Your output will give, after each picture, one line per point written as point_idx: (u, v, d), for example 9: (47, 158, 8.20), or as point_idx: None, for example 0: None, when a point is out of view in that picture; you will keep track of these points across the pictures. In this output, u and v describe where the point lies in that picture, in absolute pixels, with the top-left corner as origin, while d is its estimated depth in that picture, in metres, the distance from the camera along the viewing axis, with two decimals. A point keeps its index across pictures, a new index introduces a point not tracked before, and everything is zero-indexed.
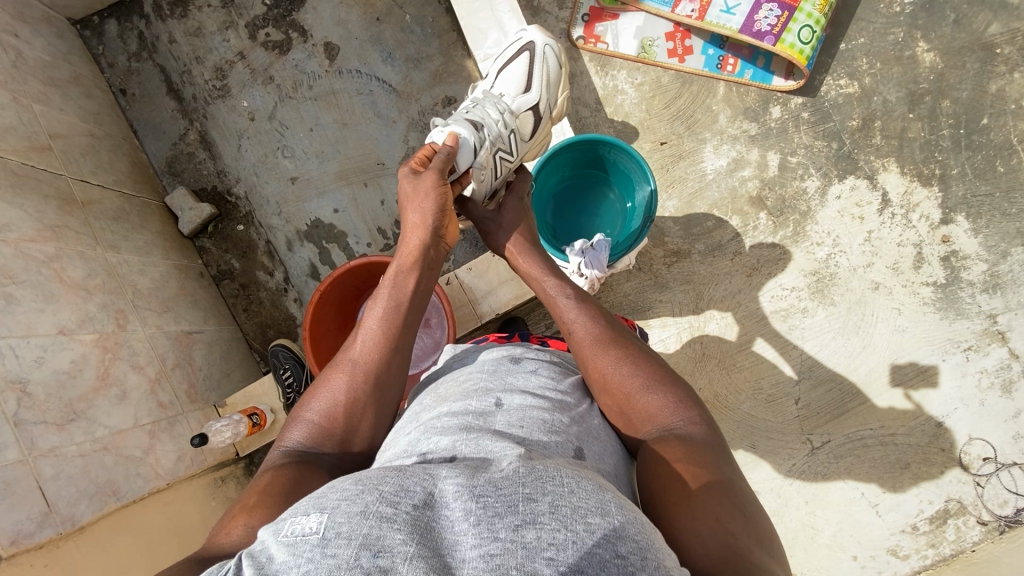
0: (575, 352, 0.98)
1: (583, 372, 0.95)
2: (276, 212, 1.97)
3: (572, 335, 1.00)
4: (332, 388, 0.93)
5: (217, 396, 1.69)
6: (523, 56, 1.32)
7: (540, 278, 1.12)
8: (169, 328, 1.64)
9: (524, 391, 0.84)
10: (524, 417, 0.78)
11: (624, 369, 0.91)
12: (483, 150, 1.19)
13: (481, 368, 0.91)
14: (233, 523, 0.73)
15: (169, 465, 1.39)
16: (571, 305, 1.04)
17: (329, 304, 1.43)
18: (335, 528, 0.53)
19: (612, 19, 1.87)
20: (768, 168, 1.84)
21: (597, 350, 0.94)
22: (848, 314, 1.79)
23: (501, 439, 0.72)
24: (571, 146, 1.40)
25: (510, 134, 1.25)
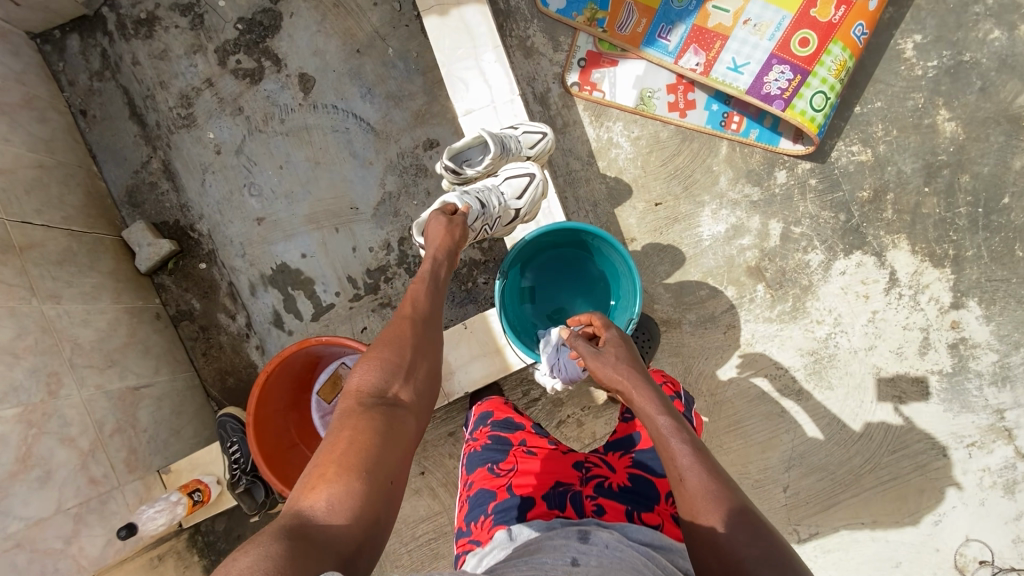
0: (681, 504, 0.84)
1: (688, 522, 0.82)
2: (240, 254, 1.84)
3: (683, 485, 0.85)
4: (388, 350, 0.98)
5: (162, 459, 1.57)
6: (527, 176, 1.33)
7: (651, 413, 0.96)
8: (111, 387, 1.52)
9: (605, 560, 0.76)
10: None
11: (741, 538, 0.76)
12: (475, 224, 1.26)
13: (552, 537, 0.84)
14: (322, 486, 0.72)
15: (95, 552, 1.29)
16: (687, 450, 0.88)
17: (281, 382, 1.31)
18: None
19: (610, 65, 1.74)
20: (769, 237, 1.71)
21: (713, 505, 0.80)
22: (845, 400, 1.67)
23: None
24: (556, 230, 1.25)
25: (493, 222, 1.33)
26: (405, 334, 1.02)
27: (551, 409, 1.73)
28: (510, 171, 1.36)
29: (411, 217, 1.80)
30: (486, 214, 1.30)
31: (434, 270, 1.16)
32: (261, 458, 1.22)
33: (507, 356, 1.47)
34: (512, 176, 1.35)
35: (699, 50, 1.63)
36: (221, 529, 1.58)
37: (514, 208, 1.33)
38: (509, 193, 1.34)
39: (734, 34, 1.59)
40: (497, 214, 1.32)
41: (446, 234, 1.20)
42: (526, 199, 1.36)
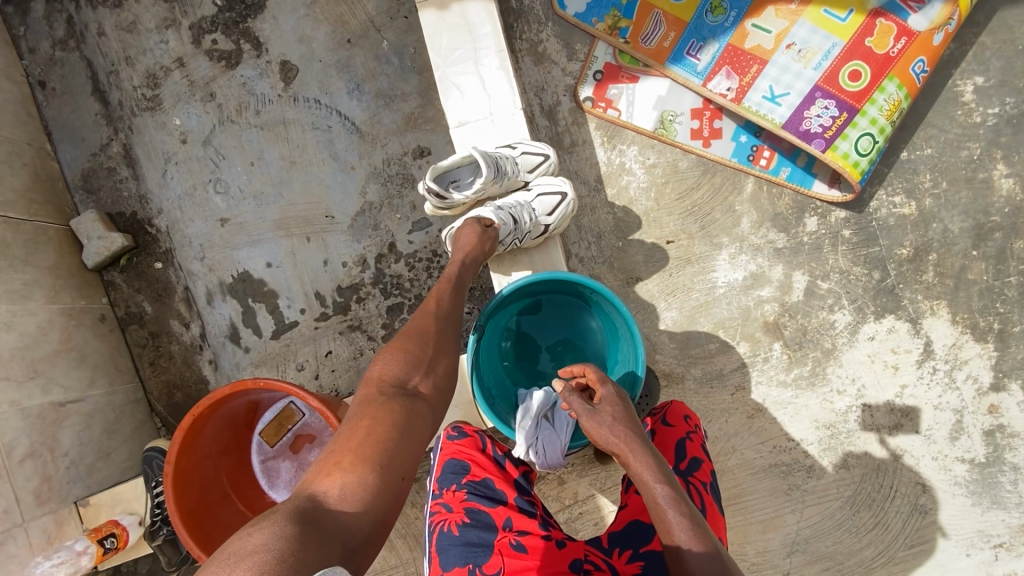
0: None
1: None
2: (199, 257, 1.65)
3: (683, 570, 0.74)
4: (413, 339, 0.89)
5: (82, 486, 1.38)
6: (560, 193, 1.19)
7: (647, 480, 0.83)
8: (30, 403, 1.33)
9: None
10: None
11: None
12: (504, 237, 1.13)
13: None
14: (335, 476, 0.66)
15: None
16: (686, 526, 0.77)
17: (213, 423, 1.13)
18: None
19: (629, 81, 1.54)
20: (791, 291, 1.52)
21: None
22: (862, 483, 1.49)
23: None
24: (549, 279, 1.09)
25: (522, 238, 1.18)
26: (430, 324, 0.92)
27: None
28: (542, 185, 1.22)
29: (392, 232, 1.61)
30: (516, 229, 1.15)
31: (468, 260, 1.05)
32: (176, 518, 1.03)
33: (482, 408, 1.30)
34: (545, 191, 1.21)
35: (732, 74, 1.43)
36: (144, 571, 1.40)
37: (545, 225, 1.19)
38: (540, 209, 1.20)
39: (774, 59, 1.39)
40: (527, 231, 1.18)
41: (477, 245, 1.08)
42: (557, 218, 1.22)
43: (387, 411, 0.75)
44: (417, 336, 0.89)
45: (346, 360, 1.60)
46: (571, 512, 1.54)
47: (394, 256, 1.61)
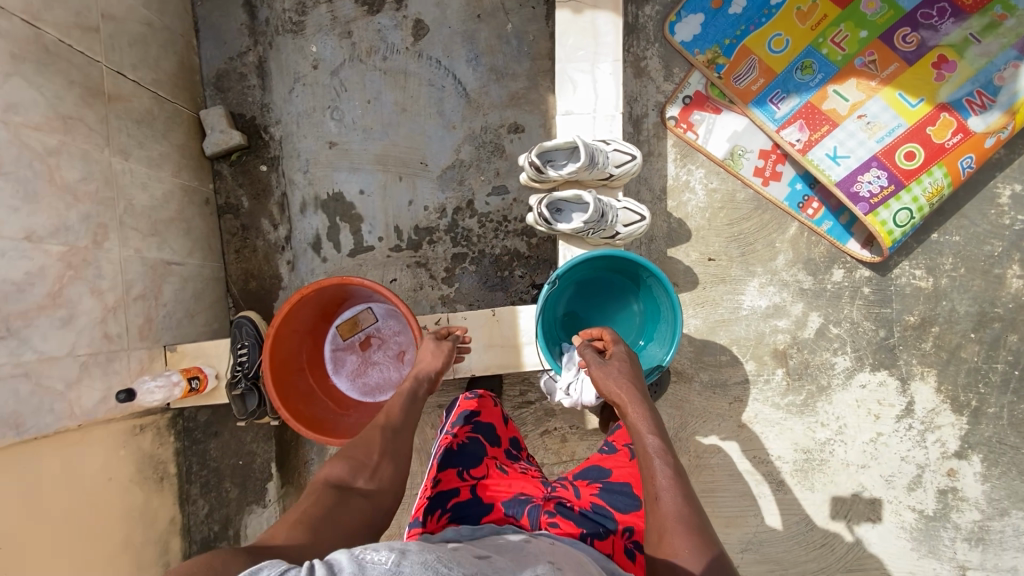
0: (650, 515, 0.96)
1: (653, 536, 0.93)
2: (303, 170, 1.87)
3: (658, 502, 0.96)
4: (360, 445, 1.03)
5: (171, 335, 1.61)
6: (640, 217, 1.38)
7: (641, 431, 1.08)
8: (148, 254, 1.56)
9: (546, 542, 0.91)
10: (548, 552, 0.84)
11: (697, 556, 0.86)
12: (589, 222, 1.30)
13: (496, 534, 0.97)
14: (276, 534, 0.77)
15: (88, 404, 1.29)
16: (667, 467, 1.00)
17: (308, 304, 1.34)
18: (398, 567, 0.57)
19: (712, 112, 1.73)
20: (805, 327, 1.71)
21: (678, 527, 0.91)
22: (821, 506, 1.69)
23: (532, 561, 0.77)
24: (615, 259, 1.27)
25: (597, 232, 1.36)
26: (377, 432, 1.07)
27: (540, 417, 1.78)
28: (627, 203, 1.41)
29: (473, 190, 1.82)
30: (599, 222, 1.33)
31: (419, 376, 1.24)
32: (270, 370, 1.25)
33: (523, 353, 1.47)
34: (629, 208, 1.40)
35: (804, 128, 1.62)
36: (201, 421, 1.63)
37: (617, 232, 1.37)
38: (620, 219, 1.38)
39: (844, 124, 1.58)
40: (604, 229, 1.35)
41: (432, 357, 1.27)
42: (626, 233, 1.41)
43: (326, 496, 0.89)
44: (363, 443, 1.03)
45: (407, 290, 1.82)
46: (565, 468, 1.76)
47: (470, 212, 1.82)
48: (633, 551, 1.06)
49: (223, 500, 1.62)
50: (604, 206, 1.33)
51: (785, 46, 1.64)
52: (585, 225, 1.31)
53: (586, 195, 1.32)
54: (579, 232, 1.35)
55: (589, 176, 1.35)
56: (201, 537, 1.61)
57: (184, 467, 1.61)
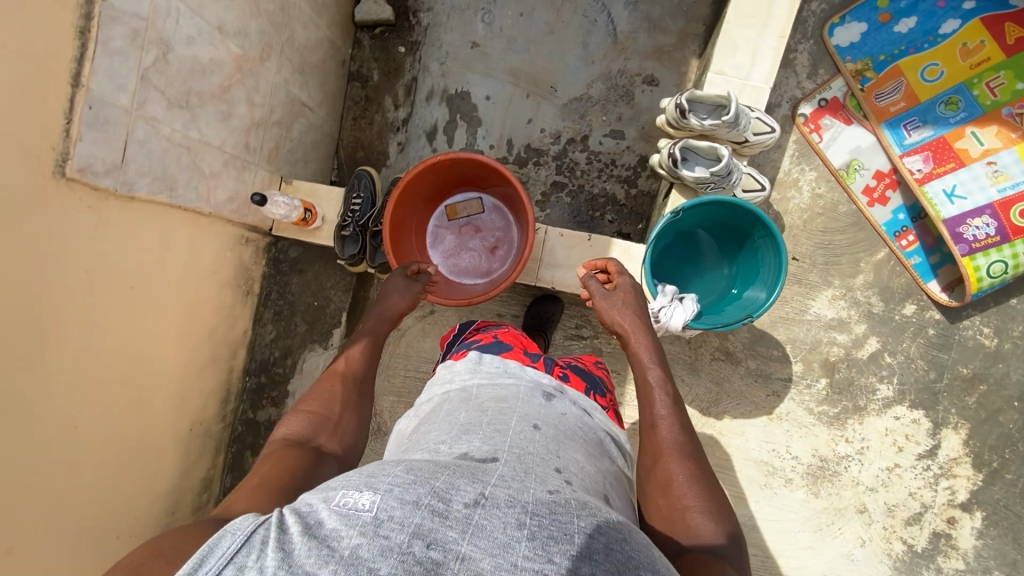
0: (651, 440, 1.05)
1: (650, 459, 1.02)
2: (439, 61, 1.94)
3: (653, 430, 1.05)
4: (317, 401, 1.06)
5: (287, 171, 1.71)
6: (760, 187, 1.44)
7: (645, 362, 1.15)
8: (291, 89, 1.65)
9: (558, 428, 0.97)
10: (558, 450, 0.90)
11: (687, 481, 0.96)
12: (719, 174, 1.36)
13: (518, 394, 1.03)
14: (235, 500, 0.78)
15: (219, 198, 1.40)
16: (665, 400, 1.09)
17: (437, 174, 1.44)
18: (388, 512, 0.64)
19: (843, 121, 1.77)
20: (862, 348, 1.77)
21: (674, 453, 1.00)
22: (819, 512, 1.76)
23: (543, 464, 0.83)
24: (724, 207, 1.25)
25: (718, 189, 1.41)
26: (337, 385, 1.10)
27: (586, 353, 1.87)
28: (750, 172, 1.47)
29: (591, 126, 1.87)
30: (726, 179, 1.39)
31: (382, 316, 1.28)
32: (391, 217, 1.38)
33: None
34: (751, 177, 1.45)
35: (929, 160, 1.69)
36: (291, 256, 1.75)
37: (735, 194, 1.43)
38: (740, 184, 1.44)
39: (971, 166, 1.65)
40: (726, 188, 1.41)
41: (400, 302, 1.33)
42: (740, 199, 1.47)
43: (286, 457, 0.91)
44: (323, 398, 1.06)
45: None
46: None
47: (582, 147, 1.87)
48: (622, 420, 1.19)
49: (290, 332, 1.75)
50: (734, 166, 1.39)
51: (938, 77, 1.69)
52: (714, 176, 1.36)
53: (721, 150, 1.37)
54: (701, 183, 1.40)
55: (727, 135, 1.40)
56: (261, 357, 1.74)
57: (265, 291, 1.73)
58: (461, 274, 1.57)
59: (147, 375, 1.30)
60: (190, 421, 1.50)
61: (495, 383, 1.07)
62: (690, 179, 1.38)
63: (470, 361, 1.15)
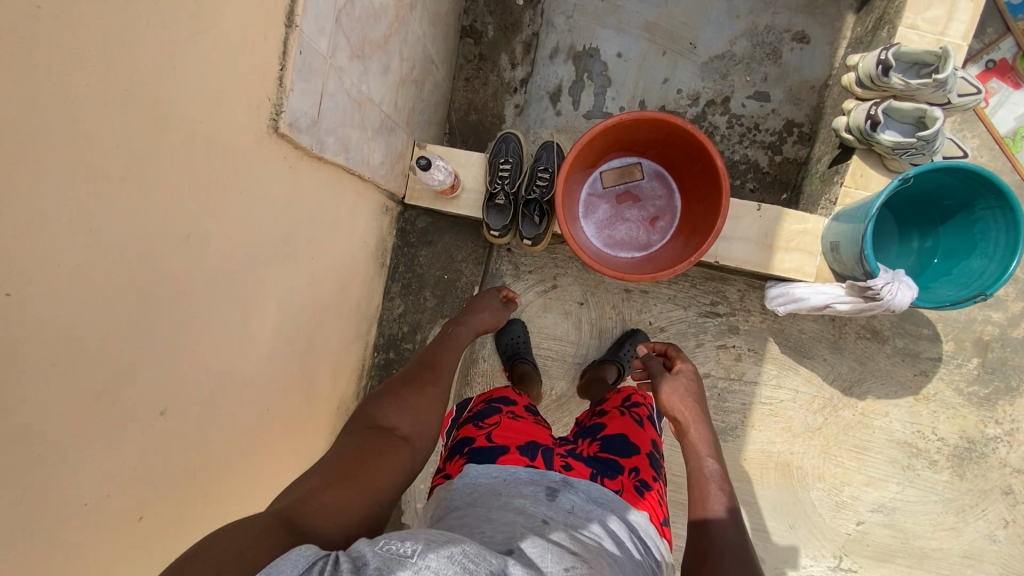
0: (698, 544, 0.94)
1: (695, 568, 0.90)
2: (565, 15, 1.80)
3: (705, 526, 0.96)
4: (404, 391, 1.09)
5: (418, 134, 1.59)
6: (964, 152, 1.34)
7: (702, 452, 1.09)
8: (427, 43, 1.52)
9: (564, 521, 0.90)
10: (567, 537, 0.84)
11: None
12: (929, 138, 1.23)
13: (518, 488, 0.96)
14: (320, 493, 0.76)
15: (374, 162, 1.30)
16: (721, 496, 1.00)
17: (606, 136, 1.32)
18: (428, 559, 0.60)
19: (1012, 85, 1.61)
20: (1017, 326, 1.69)
21: (723, 562, 0.89)
22: (963, 494, 1.71)
23: (553, 548, 0.78)
24: (940, 176, 1.16)
25: (923, 155, 1.28)
26: (428, 382, 1.14)
27: (721, 331, 1.78)
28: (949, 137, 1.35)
29: (734, 88, 1.73)
30: (933, 143, 1.26)
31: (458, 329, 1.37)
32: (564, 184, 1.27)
33: (776, 257, 1.44)
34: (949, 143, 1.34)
35: None
36: (419, 226, 1.65)
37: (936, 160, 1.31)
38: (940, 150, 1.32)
39: None
40: (928, 154, 1.29)
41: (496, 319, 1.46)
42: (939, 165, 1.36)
43: (372, 445, 0.91)
44: (411, 390, 1.09)
45: None
46: (730, 385, 1.78)
47: (722, 109, 1.74)
48: (642, 489, 1.08)
49: (417, 307, 1.66)
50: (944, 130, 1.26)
51: None
52: (923, 140, 1.23)
53: (930, 111, 1.25)
54: (898, 149, 1.28)
55: (934, 97, 1.28)
56: (389, 333, 1.66)
57: (393, 264, 1.64)
58: (618, 245, 1.46)
59: (313, 352, 1.23)
60: (336, 401, 1.44)
61: (496, 479, 0.99)
62: (890, 143, 1.26)
63: (463, 478, 1.01)
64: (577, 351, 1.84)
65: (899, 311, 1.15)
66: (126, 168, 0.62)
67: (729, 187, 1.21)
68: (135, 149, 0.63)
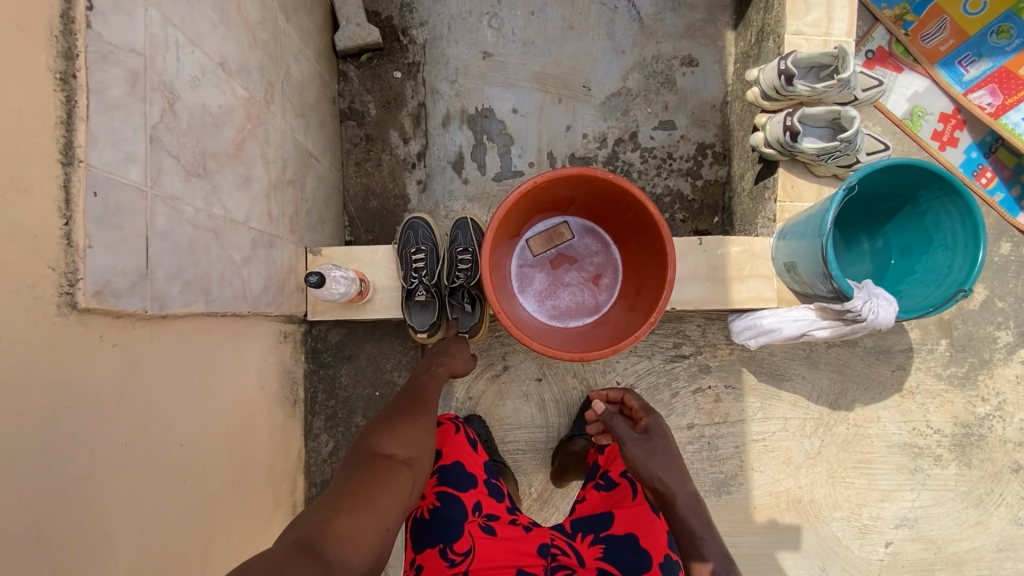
0: None
1: None
2: (449, 79, 1.68)
3: None
4: (402, 411, 0.97)
5: (310, 239, 1.36)
6: (885, 147, 1.30)
7: (697, 533, 0.92)
8: (298, 138, 1.33)
9: None
10: None
11: None
12: (850, 137, 1.17)
13: None
14: (333, 522, 0.67)
15: (254, 291, 1.05)
16: None
17: (524, 201, 1.16)
18: None
19: (894, 70, 1.65)
20: (971, 299, 1.64)
21: None
22: (976, 484, 1.61)
23: None
24: (883, 173, 1.09)
25: (850, 156, 1.22)
26: (424, 399, 1.03)
27: (693, 373, 1.63)
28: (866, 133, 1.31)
29: (638, 122, 1.66)
30: (855, 141, 1.20)
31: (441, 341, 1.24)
32: (489, 265, 1.09)
33: (732, 290, 1.31)
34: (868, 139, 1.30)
35: (996, 92, 1.60)
36: (333, 342, 1.39)
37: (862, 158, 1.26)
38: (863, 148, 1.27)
39: None
40: (854, 154, 1.23)
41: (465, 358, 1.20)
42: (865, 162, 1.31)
43: (379, 473, 0.80)
44: (408, 410, 0.98)
45: None
46: (717, 430, 1.62)
47: (633, 145, 1.65)
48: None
49: (350, 438, 1.38)
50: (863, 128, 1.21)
51: (981, 8, 1.60)
52: (845, 141, 1.17)
53: (844, 111, 1.20)
54: (823, 154, 1.22)
55: (843, 96, 1.23)
56: (323, 477, 1.36)
57: (310, 394, 1.37)
58: (565, 314, 1.29)
59: (216, 557, 0.93)
60: None
61: None
62: (814, 151, 1.19)
63: None
64: (548, 434, 1.62)
65: (886, 329, 1.04)
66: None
67: (669, 234, 1.08)
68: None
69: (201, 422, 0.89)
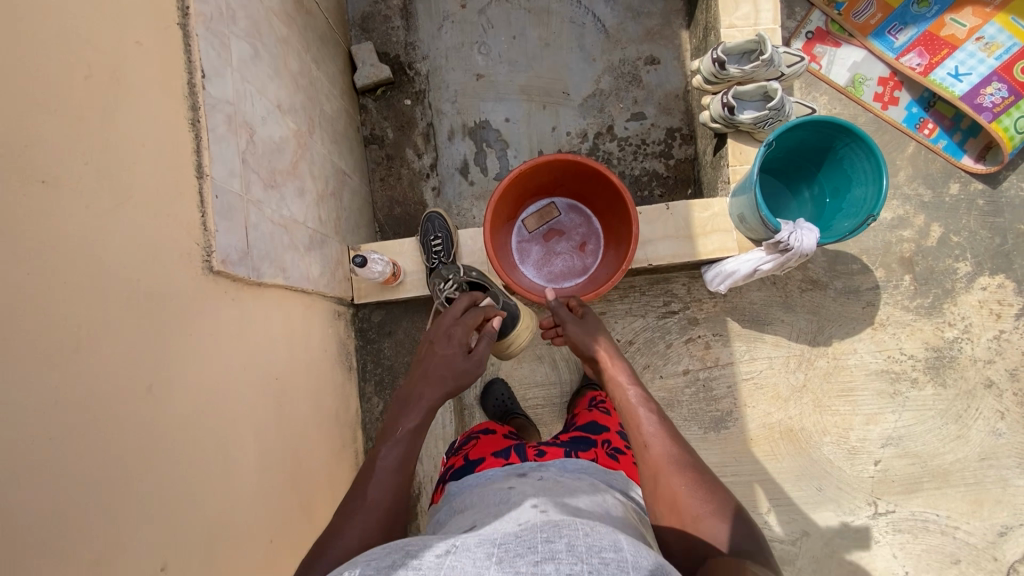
0: (643, 466, 0.99)
1: (648, 485, 0.95)
2: (451, 100, 2.00)
3: (647, 450, 1.00)
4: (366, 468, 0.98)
5: (350, 239, 1.69)
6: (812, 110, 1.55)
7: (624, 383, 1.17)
8: (334, 159, 1.66)
9: (539, 479, 0.96)
10: (544, 483, 0.94)
11: (690, 490, 0.90)
12: (776, 105, 1.43)
13: (494, 481, 1.00)
14: None
15: (314, 275, 1.37)
16: (653, 417, 1.06)
17: (516, 185, 1.44)
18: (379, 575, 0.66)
19: (833, 45, 1.90)
20: (929, 237, 1.84)
21: (671, 466, 0.95)
22: (953, 401, 1.78)
23: (521, 505, 0.83)
24: (800, 129, 1.33)
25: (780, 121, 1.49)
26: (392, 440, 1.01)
27: (683, 326, 1.87)
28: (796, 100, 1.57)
29: (613, 117, 1.94)
30: (783, 108, 1.46)
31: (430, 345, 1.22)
32: (492, 236, 1.37)
33: (699, 243, 1.57)
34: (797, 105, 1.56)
35: (924, 53, 1.82)
36: (375, 321, 1.70)
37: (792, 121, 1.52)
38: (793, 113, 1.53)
39: (964, 46, 1.79)
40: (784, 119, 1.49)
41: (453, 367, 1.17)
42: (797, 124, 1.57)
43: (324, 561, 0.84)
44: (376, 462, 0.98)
45: None
46: (711, 373, 1.84)
47: (610, 137, 1.94)
48: (616, 455, 1.14)
49: None
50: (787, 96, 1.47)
51: None
52: (772, 109, 1.43)
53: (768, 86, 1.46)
54: (758, 122, 1.48)
55: (768, 73, 1.50)
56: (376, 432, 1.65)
57: (361, 364, 1.68)
58: (560, 277, 1.56)
59: (303, 471, 1.23)
60: None
61: (480, 480, 1.02)
62: (750, 120, 1.45)
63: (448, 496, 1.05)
64: (562, 389, 1.88)
65: (810, 252, 1.28)
66: (64, 345, 0.67)
67: (633, 198, 1.35)
68: (69, 326, 0.68)
69: (286, 367, 1.20)
